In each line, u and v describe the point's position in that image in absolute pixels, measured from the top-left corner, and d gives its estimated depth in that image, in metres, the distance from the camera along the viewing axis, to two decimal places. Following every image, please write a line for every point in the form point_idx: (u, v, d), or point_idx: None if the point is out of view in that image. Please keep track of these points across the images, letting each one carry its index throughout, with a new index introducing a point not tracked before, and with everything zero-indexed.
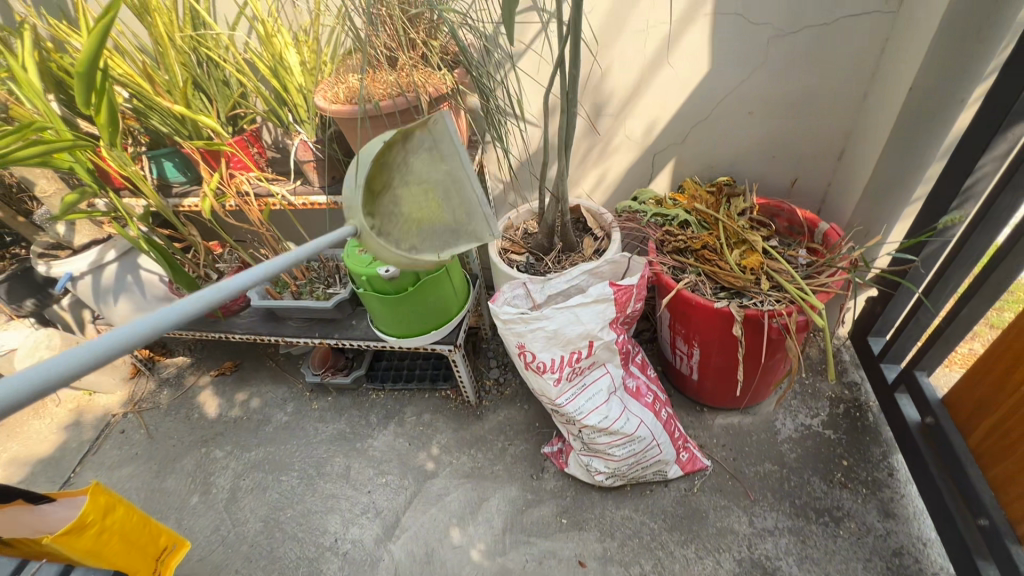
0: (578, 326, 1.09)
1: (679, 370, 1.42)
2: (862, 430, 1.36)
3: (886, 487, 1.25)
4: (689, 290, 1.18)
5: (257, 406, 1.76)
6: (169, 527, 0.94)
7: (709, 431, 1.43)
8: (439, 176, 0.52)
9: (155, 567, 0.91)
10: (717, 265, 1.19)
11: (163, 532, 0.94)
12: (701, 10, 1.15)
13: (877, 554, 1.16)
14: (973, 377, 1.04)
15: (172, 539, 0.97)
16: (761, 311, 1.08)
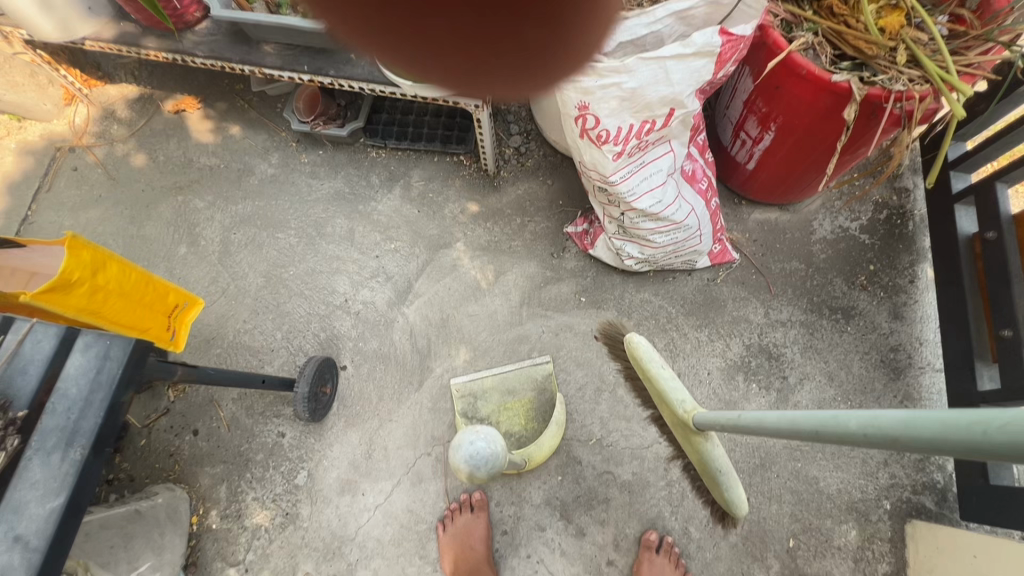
0: (663, 88, 0.87)
1: (733, 156, 1.26)
2: (897, 237, 1.31)
3: (904, 292, 1.27)
4: (802, 55, 0.93)
5: (234, 153, 1.51)
6: (173, 286, 0.92)
7: (742, 225, 1.35)
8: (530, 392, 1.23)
9: (168, 324, 0.93)
10: (845, 23, 0.92)
11: (171, 291, 0.93)
12: None
13: (876, 348, 1.23)
14: None
15: (181, 297, 0.96)
16: (887, 92, 0.87)
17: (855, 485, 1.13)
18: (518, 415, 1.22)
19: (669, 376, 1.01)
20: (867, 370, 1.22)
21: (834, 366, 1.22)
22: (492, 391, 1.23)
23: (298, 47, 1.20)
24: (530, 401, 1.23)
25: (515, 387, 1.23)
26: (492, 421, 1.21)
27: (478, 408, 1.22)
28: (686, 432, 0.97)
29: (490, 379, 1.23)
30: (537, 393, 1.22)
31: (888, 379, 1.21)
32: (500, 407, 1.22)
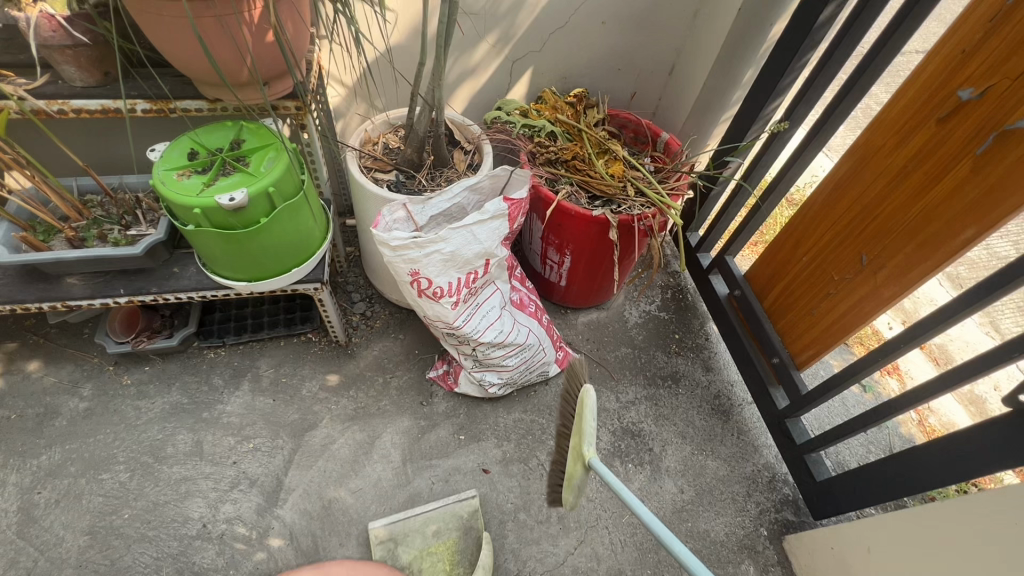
0: (476, 245, 1.06)
1: (547, 278, 1.51)
2: (685, 308, 1.67)
3: (705, 348, 1.59)
4: (567, 201, 1.23)
5: (29, 397, 1.30)
6: None
7: (574, 329, 1.59)
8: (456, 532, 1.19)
9: None
10: (587, 175, 1.27)
11: None
12: None
13: (705, 400, 1.49)
14: (768, 257, 1.36)
15: None
16: (631, 216, 1.20)
17: (736, 524, 1.29)
18: (443, 556, 1.16)
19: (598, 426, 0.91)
20: (706, 419, 1.45)
21: (682, 425, 1.43)
22: (414, 530, 1.18)
23: (109, 272, 1.16)
24: (456, 538, 1.18)
25: (441, 522, 1.20)
26: (416, 557, 1.16)
27: (398, 551, 1.16)
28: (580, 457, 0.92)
29: (415, 519, 1.19)
30: (462, 529, 1.19)
31: (722, 422, 1.45)
32: (424, 542, 1.17)
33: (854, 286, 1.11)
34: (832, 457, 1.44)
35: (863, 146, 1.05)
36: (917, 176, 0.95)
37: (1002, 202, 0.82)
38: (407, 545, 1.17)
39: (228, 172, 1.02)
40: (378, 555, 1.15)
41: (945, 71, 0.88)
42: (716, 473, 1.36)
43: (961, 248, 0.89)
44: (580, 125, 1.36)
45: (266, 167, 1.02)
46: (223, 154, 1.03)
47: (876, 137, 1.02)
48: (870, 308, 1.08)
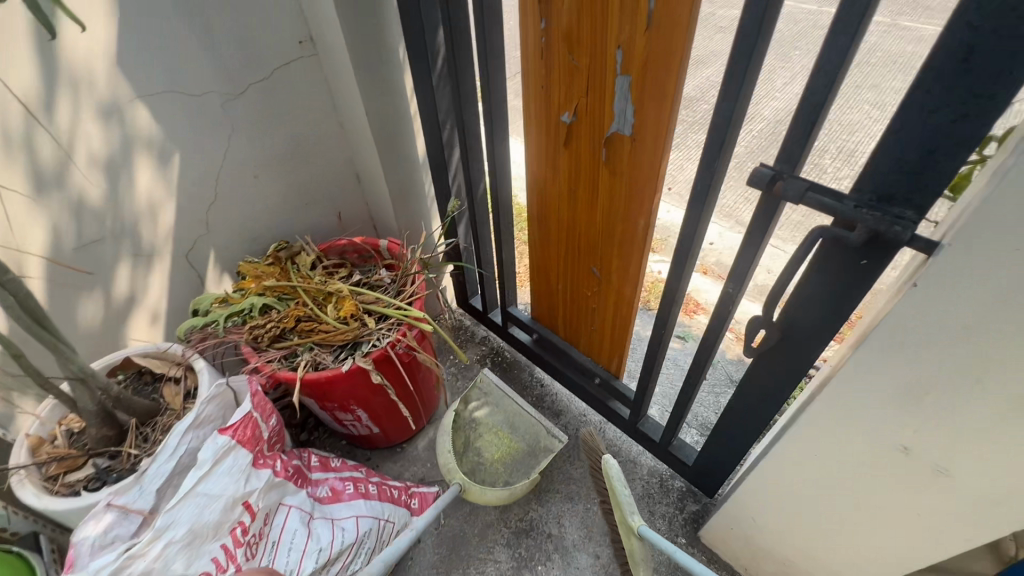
0: (217, 502, 0.84)
1: (359, 434, 1.34)
2: (509, 368, 1.62)
3: (545, 396, 1.55)
4: (312, 370, 1.08)
5: None
6: None
7: (418, 460, 1.43)
8: (502, 419, 1.33)
9: None
10: (321, 331, 1.13)
11: None
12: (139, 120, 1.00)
13: (570, 446, 1.44)
14: (536, 293, 1.36)
15: None
16: (383, 348, 1.09)
17: (658, 552, 1.23)
18: (501, 447, 1.29)
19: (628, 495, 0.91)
20: (581, 466, 1.39)
21: (564, 487, 1.36)
22: (502, 416, 1.34)
23: None
24: (516, 443, 1.30)
25: (518, 426, 1.32)
26: (476, 430, 1.30)
27: (482, 410, 1.33)
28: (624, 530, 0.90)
29: (514, 408, 1.34)
30: (528, 445, 1.29)
31: (595, 458, 1.41)
32: (491, 428, 1.31)
33: (605, 296, 1.15)
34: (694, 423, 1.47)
35: (535, 183, 1.10)
36: (582, 192, 1.00)
37: (644, 190, 0.88)
38: (473, 428, 1.30)
39: None
40: (454, 419, 1.28)
41: (542, 105, 0.94)
42: None
43: (645, 236, 0.94)
44: (291, 280, 1.23)
45: None
46: None
47: (538, 173, 1.07)
48: (627, 309, 1.12)
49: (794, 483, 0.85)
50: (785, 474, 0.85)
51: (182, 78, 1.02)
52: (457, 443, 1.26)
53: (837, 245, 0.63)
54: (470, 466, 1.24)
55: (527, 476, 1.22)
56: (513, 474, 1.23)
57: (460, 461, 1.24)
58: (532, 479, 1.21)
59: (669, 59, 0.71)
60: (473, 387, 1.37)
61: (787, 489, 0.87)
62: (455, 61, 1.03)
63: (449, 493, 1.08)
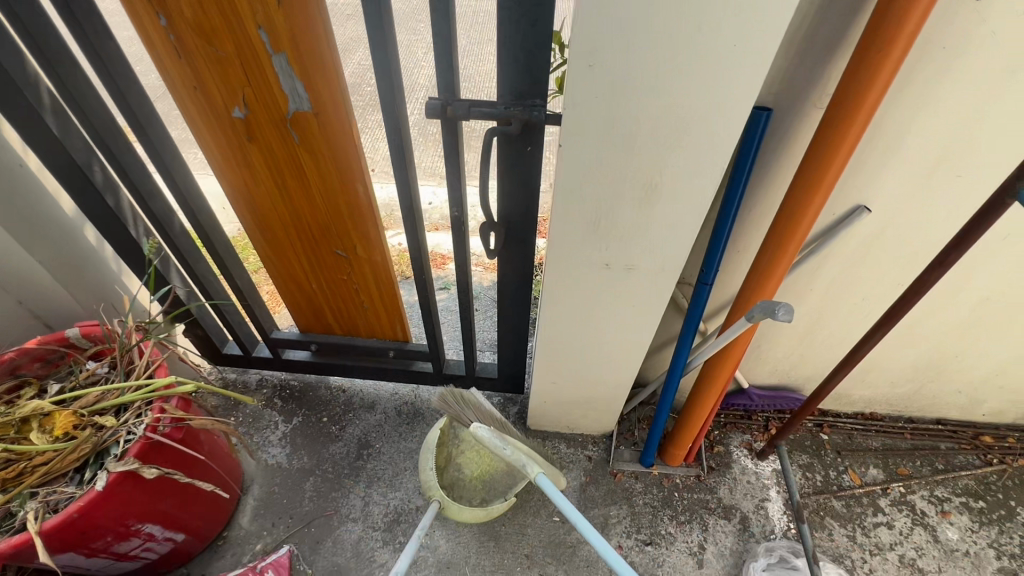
0: None
1: (158, 557, 1.09)
2: (303, 393, 1.52)
3: (352, 397, 1.52)
4: (52, 514, 0.83)
5: None
6: None
7: (252, 538, 1.25)
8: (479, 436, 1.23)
9: None
10: (37, 466, 0.86)
11: None
12: None
13: (397, 426, 1.46)
14: (292, 302, 1.29)
15: None
16: (142, 437, 0.91)
17: None
18: (480, 464, 1.20)
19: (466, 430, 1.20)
20: (414, 435, 1.44)
21: (410, 462, 1.39)
22: (482, 433, 1.23)
23: None
24: (497, 464, 1.20)
25: (499, 448, 1.20)
26: (459, 446, 1.21)
27: (467, 426, 1.21)
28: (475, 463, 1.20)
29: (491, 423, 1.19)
30: (506, 473, 1.18)
31: (424, 420, 1.48)
32: (478, 449, 1.19)
33: (361, 272, 1.18)
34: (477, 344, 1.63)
35: (234, 188, 1.02)
36: (291, 182, 0.98)
37: (347, 157, 0.93)
38: (457, 443, 1.20)
39: None
40: (438, 435, 1.19)
41: (205, 107, 0.87)
42: None
43: (369, 198, 1.00)
44: None
45: None
46: None
47: (232, 177, 0.99)
48: (385, 274, 1.17)
49: (564, 337, 1.07)
50: (557, 333, 1.06)
51: None
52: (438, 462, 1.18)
53: (508, 139, 0.80)
54: (450, 482, 1.19)
55: (504, 498, 1.19)
56: (489, 496, 1.20)
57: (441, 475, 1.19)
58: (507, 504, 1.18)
59: (312, 28, 0.76)
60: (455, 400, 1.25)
61: (564, 345, 1.09)
62: (67, 90, 0.86)
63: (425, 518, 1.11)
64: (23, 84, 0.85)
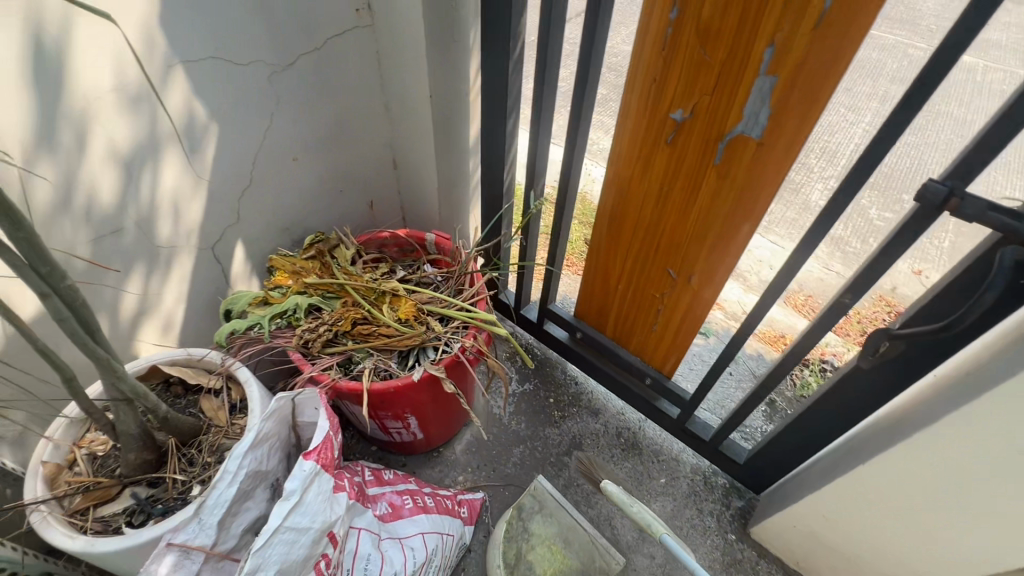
0: (305, 538, 0.75)
1: (400, 441, 1.26)
2: (542, 365, 1.57)
3: (582, 393, 1.52)
4: (378, 379, 0.99)
5: None
6: None
7: (458, 467, 1.36)
8: (552, 531, 1.19)
9: None
10: (381, 334, 1.04)
11: None
12: (176, 83, 0.86)
13: (613, 446, 1.42)
14: (588, 289, 1.31)
15: None
16: (454, 354, 1.01)
17: (714, 548, 1.25)
18: (553, 563, 1.16)
19: (536, 522, 1.19)
20: (626, 466, 1.38)
21: (613, 488, 1.34)
22: (554, 525, 1.20)
23: None
24: (571, 562, 1.16)
25: (574, 543, 1.18)
26: (529, 541, 1.17)
27: (534, 519, 1.19)
28: (554, 552, 1.17)
29: (571, 521, 1.20)
30: (587, 564, 1.15)
31: (640, 456, 1.40)
32: (546, 541, 1.17)
33: (677, 299, 1.12)
34: (715, 407, 1.44)
35: (616, 180, 1.04)
36: (677, 193, 0.96)
37: (759, 192, 0.85)
38: (524, 538, 1.17)
39: None
40: (504, 530, 1.16)
41: (650, 99, 0.88)
42: (667, 514, 1.30)
43: (747, 239, 0.92)
44: (337, 277, 1.11)
45: None
46: None
47: (623, 170, 1.01)
48: (701, 311, 1.10)
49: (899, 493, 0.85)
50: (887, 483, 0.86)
51: (228, 43, 0.88)
52: (508, 558, 1.13)
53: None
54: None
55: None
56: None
57: (512, 575, 1.12)
58: None
59: (836, 52, 0.68)
60: (523, 494, 1.23)
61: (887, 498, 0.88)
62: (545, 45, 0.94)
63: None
64: (514, 31, 0.95)
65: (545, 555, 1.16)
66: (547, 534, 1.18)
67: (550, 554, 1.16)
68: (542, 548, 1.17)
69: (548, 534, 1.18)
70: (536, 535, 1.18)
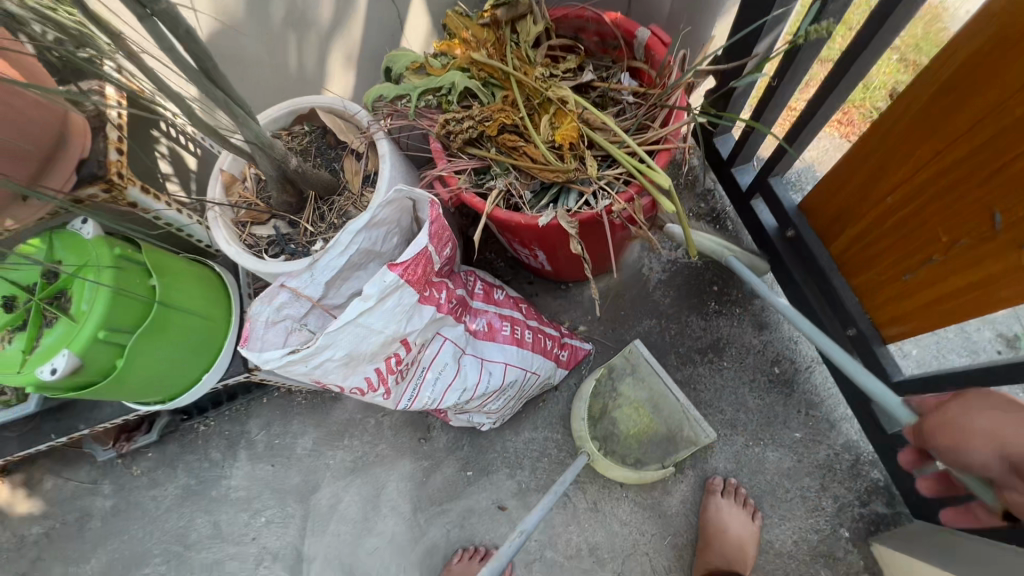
0: (376, 337, 0.76)
1: (530, 263, 1.18)
2: (725, 245, 1.25)
3: (757, 298, 1.21)
4: (504, 206, 0.85)
5: (60, 504, 1.35)
6: None
7: (578, 309, 1.27)
8: (642, 393, 1.13)
9: None
10: (526, 154, 0.85)
11: None
12: None
13: (759, 371, 1.16)
14: (832, 183, 0.89)
15: None
16: (595, 212, 0.80)
17: (809, 529, 1.06)
18: (638, 423, 1.12)
19: (627, 381, 1.14)
20: (761, 399, 1.15)
21: (731, 412, 1.15)
22: (646, 390, 1.13)
23: (35, 416, 1.03)
24: (656, 426, 1.11)
25: (663, 408, 1.11)
26: (616, 400, 1.13)
27: (625, 379, 1.13)
28: (641, 412, 1.12)
29: (662, 387, 1.12)
30: (671, 431, 1.10)
31: (785, 397, 1.14)
32: (634, 404, 1.12)
33: (940, 278, 0.77)
34: None
35: (940, 68, 0.65)
36: None
37: None
38: (612, 396, 1.13)
39: (53, 320, 0.79)
40: (592, 385, 1.13)
41: None
42: (778, 468, 1.11)
43: None
44: (506, 61, 0.88)
45: (87, 304, 0.78)
46: (38, 297, 0.79)
47: (964, 50, 0.61)
48: (977, 310, 0.73)
49: None
50: None
51: None
52: (593, 412, 1.11)
53: None
54: (602, 434, 1.10)
55: (662, 465, 1.08)
56: (645, 458, 1.09)
57: (593, 427, 1.11)
58: (664, 473, 1.07)
59: None
60: (616, 354, 1.15)
61: None
62: None
63: (574, 465, 1.02)
64: None
65: (629, 410, 1.12)
66: (638, 393, 1.13)
67: (635, 411, 1.12)
68: (627, 403, 1.13)
69: (637, 395, 1.13)
70: (624, 392, 1.14)
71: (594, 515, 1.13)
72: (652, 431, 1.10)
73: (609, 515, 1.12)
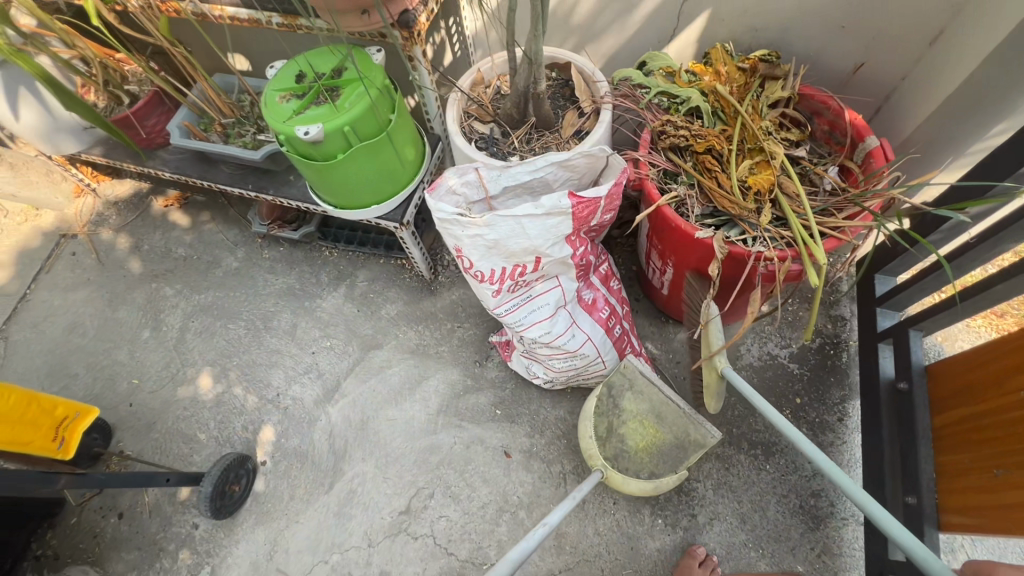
0: (522, 240, 0.91)
1: (651, 279, 1.27)
2: (829, 370, 1.26)
3: (831, 431, 1.20)
4: (673, 208, 0.96)
5: (206, 245, 1.66)
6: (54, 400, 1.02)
7: (665, 343, 1.33)
8: (642, 408, 1.09)
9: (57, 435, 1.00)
10: (716, 180, 0.95)
11: (59, 405, 1.03)
12: None
13: (795, 492, 1.16)
14: (969, 362, 0.90)
15: (73, 410, 1.04)
16: (748, 252, 0.88)
17: None
18: (645, 436, 1.07)
19: (621, 399, 1.10)
20: (783, 515, 1.14)
21: (747, 508, 1.16)
22: (647, 403, 1.09)
23: (248, 167, 1.31)
24: (664, 435, 1.06)
25: (668, 417, 1.07)
26: (619, 416, 1.09)
27: (623, 396, 1.10)
28: (645, 424, 1.08)
29: (664, 395, 1.09)
30: (678, 438, 1.05)
31: (806, 529, 1.13)
32: (637, 417, 1.08)
33: (975, 496, 0.85)
34: None
35: None
36: None
37: None
38: (616, 413, 1.09)
39: (320, 101, 1.02)
40: (594, 405, 1.10)
41: None
42: None
43: None
44: (741, 104, 1.00)
45: (349, 102, 0.99)
46: (321, 81, 1.03)
47: None
48: (994, 534, 0.80)
49: None
50: None
51: None
52: (599, 429, 1.07)
53: None
54: (612, 453, 1.06)
55: (674, 473, 1.04)
56: (658, 469, 1.04)
57: (603, 445, 1.07)
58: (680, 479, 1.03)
59: None
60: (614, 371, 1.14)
61: None
62: None
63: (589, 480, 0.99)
64: None
65: (630, 424, 1.08)
66: (639, 407, 1.09)
67: (639, 423, 1.08)
68: (629, 416, 1.09)
69: (637, 411, 1.09)
70: (621, 408, 1.10)
71: (577, 510, 1.19)
72: (658, 448, 1.05)
73: (588, 517, 1.18)
